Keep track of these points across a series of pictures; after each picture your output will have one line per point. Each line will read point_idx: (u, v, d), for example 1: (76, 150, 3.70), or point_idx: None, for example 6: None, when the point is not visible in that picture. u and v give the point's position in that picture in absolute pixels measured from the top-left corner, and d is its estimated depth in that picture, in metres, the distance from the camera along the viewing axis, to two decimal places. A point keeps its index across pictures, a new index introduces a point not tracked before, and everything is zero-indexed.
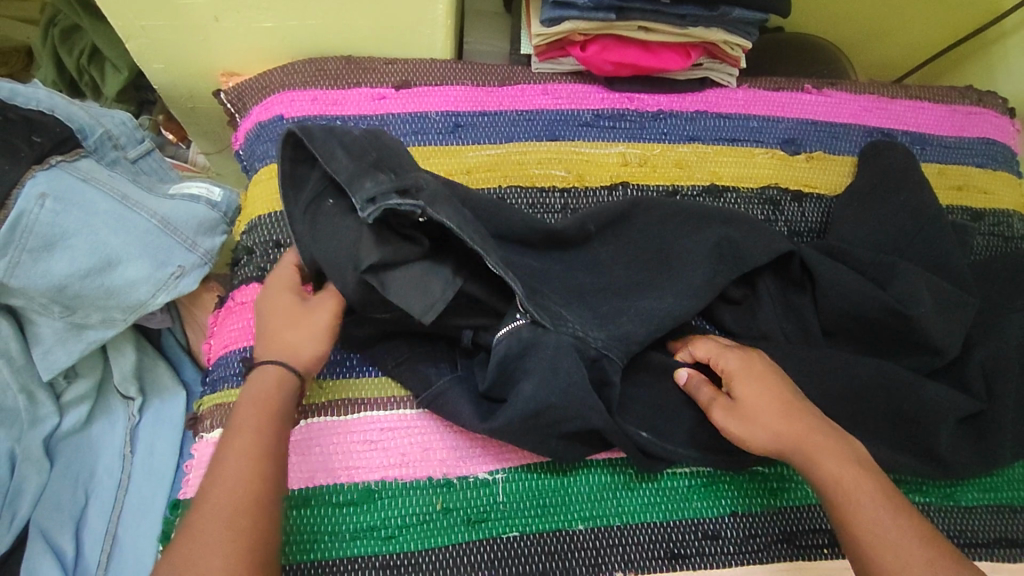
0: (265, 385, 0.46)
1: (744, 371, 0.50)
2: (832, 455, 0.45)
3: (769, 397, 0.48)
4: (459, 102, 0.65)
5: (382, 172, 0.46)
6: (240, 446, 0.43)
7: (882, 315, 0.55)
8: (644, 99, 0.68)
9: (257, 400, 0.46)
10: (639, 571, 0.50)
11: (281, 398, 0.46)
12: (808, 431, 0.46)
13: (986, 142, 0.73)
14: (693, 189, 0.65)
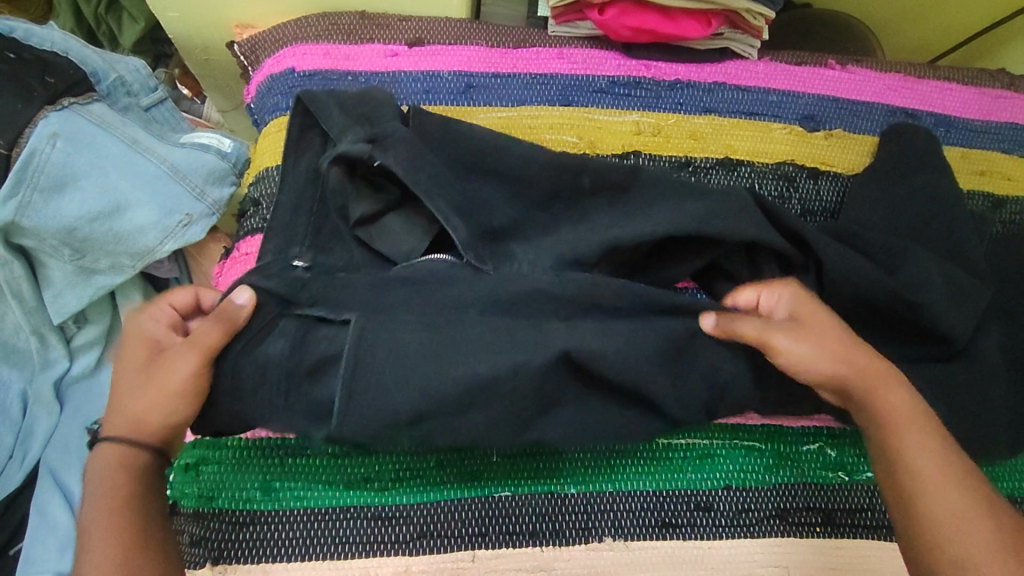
0: (107, 462, 0.44)
1: (803, 300, 0.49)
2: (895, 388, 0.46)
3: (830, 327, 0.47)
4: (473, 62, 0.64)
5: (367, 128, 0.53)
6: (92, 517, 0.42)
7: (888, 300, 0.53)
8: (661, 68, 0.67)
9: (105, 476, 0.44)
10: (629, 537, 0.50)
11: (128, 474, 0.44)
12: (868, 362, 0.47)
13: (1014, 127, 0.70)
14: (706, 162, 0.64)
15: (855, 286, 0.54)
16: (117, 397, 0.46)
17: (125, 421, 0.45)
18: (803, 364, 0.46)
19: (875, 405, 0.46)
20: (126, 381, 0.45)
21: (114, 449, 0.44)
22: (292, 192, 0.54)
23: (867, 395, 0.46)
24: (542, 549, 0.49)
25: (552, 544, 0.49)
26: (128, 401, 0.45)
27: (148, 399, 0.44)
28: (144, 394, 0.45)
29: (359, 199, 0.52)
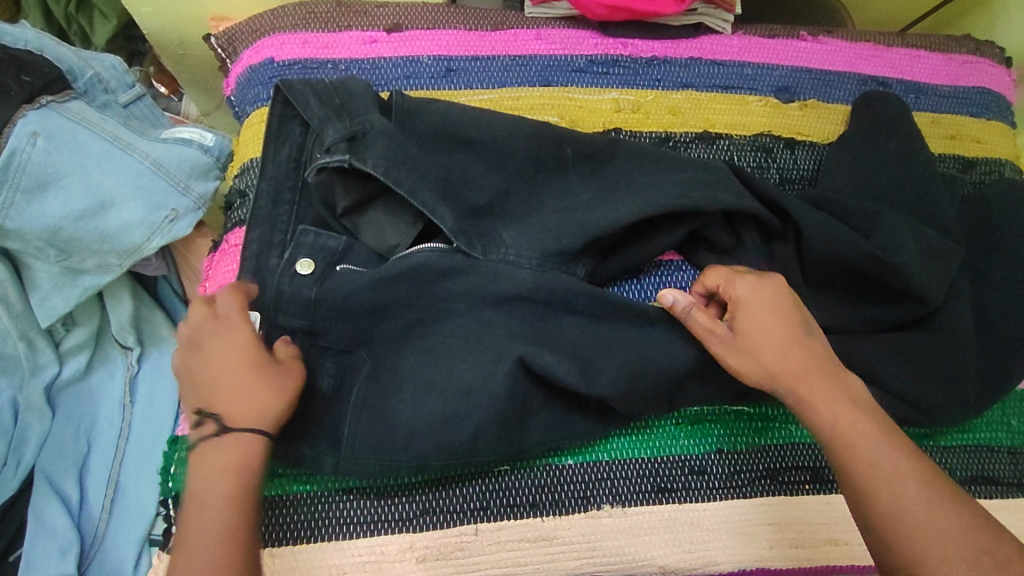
0: (224, 457, 0.42)
1: (750, 304, 0.48)
2: (828, 389, 0.45)
3: (773, 332, 0.47)
4: (452, 46, 0.65)
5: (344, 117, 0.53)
6: (204, 513, 0.41)
7: (865, 263, 0.55)
8: (638, 45, 0.68)
9: (218, 468, 0.42)
10: (628, 503, 0.51)
11: (246, 469, 0.42)
12: (788, 367, 0.46)
13: (981, 91, 0.72)
14: (686, 136, 0.65)
15: (833, 252, 0.55)
16: (219, 397, 0.43)
17: (242, 417, 0.43)
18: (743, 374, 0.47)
19: (813, 407, 0.45)
20: (227, 381, 0.44)
21: (231, 446, 0.42)
22: (276, 184, 0.55)
23: (799, 400, 0.46)
24: (544, 519, 0.50)
25: (553, 513, 0.50)
26: (243, 403, 0.43)
27: (268, 404, 0.43)
28: (254, 397, 0.43)
29: (346, 193, 0.51)
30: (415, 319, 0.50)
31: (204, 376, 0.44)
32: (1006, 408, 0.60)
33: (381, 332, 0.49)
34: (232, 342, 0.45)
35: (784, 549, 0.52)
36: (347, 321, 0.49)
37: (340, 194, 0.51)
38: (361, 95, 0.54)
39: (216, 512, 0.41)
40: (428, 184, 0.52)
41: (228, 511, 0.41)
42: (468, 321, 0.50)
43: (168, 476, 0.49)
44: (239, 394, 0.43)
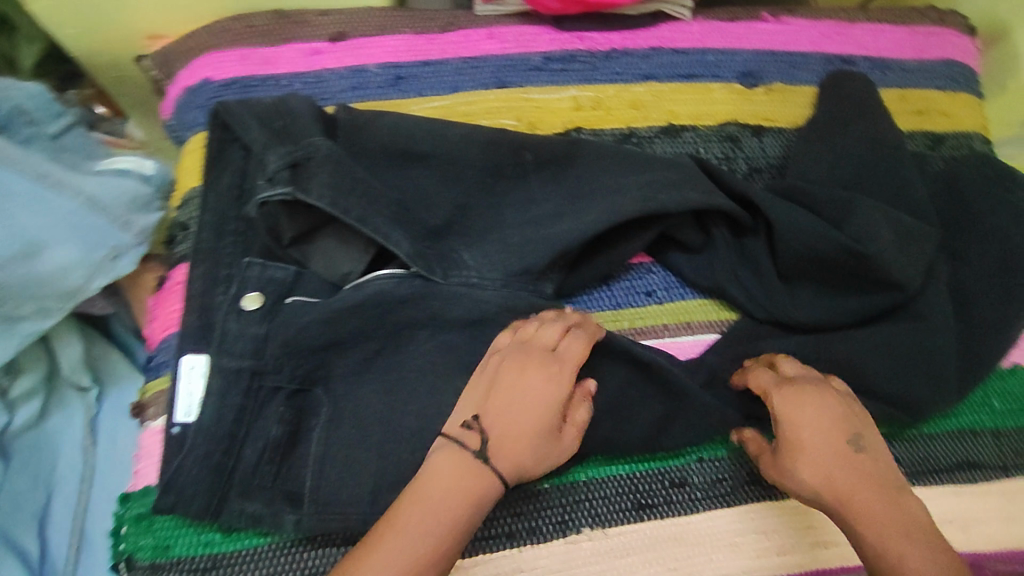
0: (457, 476, 0.42)
1: (802, 409, 0.48)
2: (881, 511, 0.44)
3: (824, 449, 0.46)
4: (400, 52, 0.61)
5: (286, 142, 0.50)
6: (421, 511, 0.40)
7: (840, 255, 0.53)
8: (595, 38, 0.65)
9: (463, 490, 0.42)
10: (608, 523, 0.51)
11: (473, 501, 0.42)
12: (843, 488, 0.45)
13: (947, 64, 0.71)
14: (649, 131, 0.63)
15: (805, 246, 0.54)
16: (506, 414, 0.44)
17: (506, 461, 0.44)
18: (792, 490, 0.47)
19: (860, 529, 0.44)
20: (526, 409, 0.45)
21: (467, 466, 0.43)
22: (223, 219, 0.52)
23: (852, 523, 0.45)
24: (522, 549, 0.49)
25: (531, 542, 0.49)
26: (512, 428, 0.44)
27: (522, 445, 0.44)
28: (526, 446, 0.44)
29: (292, 222, 0.48)
30: (376, 349, 0.48)
31: (505, 392, 0.45)
32: (984, 389, 0.60)
33: (342, 368, 0.47)
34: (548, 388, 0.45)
35: (768, 558, 0.52)
36: (304, 363, 0.46)
37: (285, 224, 0.48)
38: (304, 118, 0.51)
39: (438, 530, 0.40)
40: (381, 207, 0.49)
41: (445, 529, 0.40)
42: (432, 347, 0.48)
43: (120, 539, 0.46)
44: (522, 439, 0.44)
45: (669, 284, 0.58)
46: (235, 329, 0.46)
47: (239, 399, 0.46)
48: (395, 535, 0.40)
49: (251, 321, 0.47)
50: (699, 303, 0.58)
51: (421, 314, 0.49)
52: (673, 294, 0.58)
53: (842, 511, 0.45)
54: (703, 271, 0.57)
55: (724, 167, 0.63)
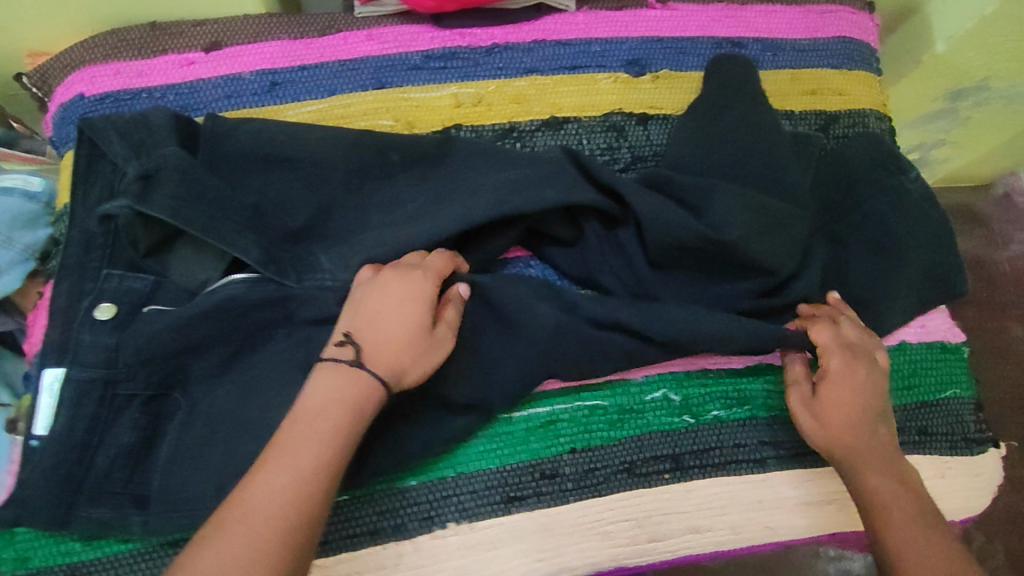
0: (337, 388, 0.44)
1: (850, 373, 0.52)
2: (880, 475, 0.50)
3: (849, 408, 0.51)
4: (276, 58, 0.62)
5: (140, 156, 0.51)
6: (290, 441, 0.41)
7: (701, 243, 0.53)
8: (476, 34, 0.65)
9: (339, 400, 0.43)
10: (474, 518, 0.52)
11: (350, 409, 0.43)
12: (859, 442, 0.51)
13: (842, 41, 0.69)
14: (531, 124, 0.63)
15: (668, 237, 0.53)
16: (375, 325, 0.46)
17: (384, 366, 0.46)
18: (815, 434, 0.52)
19: (864, 480, 0.50)
20: (391, 317, 0.47)
21: (347, 376, 0.44)
22: (89, 233, 0.53)
23: (854, 471, 0.50)
24: (385, 546, 0.51)
25: (394, 539, 0.51)
26: (382, 335, 0.46)
27: (400, 350, 0.46)
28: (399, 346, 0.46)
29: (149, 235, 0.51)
30: (233, 352, 0.51)
31: (372, 305, 0.47)
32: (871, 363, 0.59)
33: (199, 372, 0.51)
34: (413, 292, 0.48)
35: (631, 544, 0.54)
36: (158, 371, 0.50)
37: (141, 235, 0.51)
38: (161, 133, 0.52)
39: (313, 444, 0.42)
40: (231, 217, 0.50)
41: (321, 448, 0.42)
42: (287, 346, 0.52)
43: None
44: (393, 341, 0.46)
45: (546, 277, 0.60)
46: (88, 340, 0.49)
47: (93, 408, 0.49)
48: (273, 464, 0.41)
49: (102, 330, 0.50)
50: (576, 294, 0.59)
51: (276, 314, 0.52)
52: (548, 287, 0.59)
53: (847, 459, 0.51)
54: (575, 263, 0.58)
55: (607, 157, 0.64)
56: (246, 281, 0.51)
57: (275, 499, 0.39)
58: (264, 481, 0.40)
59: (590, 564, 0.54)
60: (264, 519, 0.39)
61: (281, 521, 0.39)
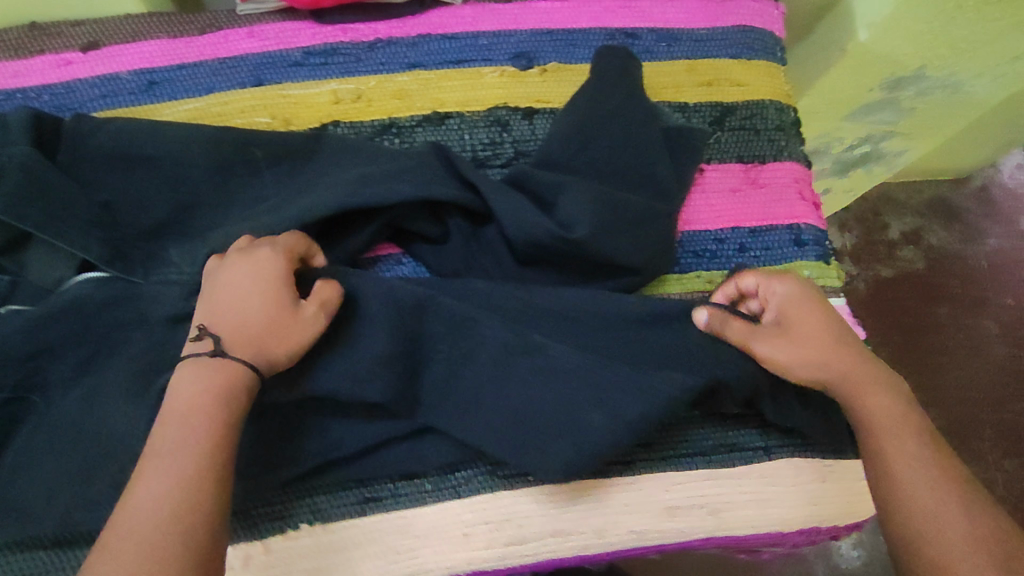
0: (198, 384, 0.42)
1: (790, 292, 0.52)
2: (878, 395, 0.49)
3: (823, 334, 0.50)
4: (155, 57, 0.61)
5: None
6: (161, 452, 0.40)
7: (553, 243, 0.51)
8: (359, 29, 0.64)
9: (199, 397, 0.42)
10: (328, 519, 0.52)
11: (222, 398, 0.42)
12: (846, 366, 0.50)
13: (742, 30, 0.67)
14: (411, 120, 0.62)
15: (524, 235, 0.51)
16: (229, 309, 0.45)
17: (244, 349, 0.44)
18: (787, 368, 0.50)
19: (859, 407, 0.49)
20: (246, 301, 0.45)
21: (209, 365, 0.43)
22: None
23: (849, 396, 0.49)
24: (235, 546, 0.51)
25: (245, 539, 0.52)
26: (237, 319, 0.45)
27: (253, 331, 0.45)
28: (255, 324, 0.45)
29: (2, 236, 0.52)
30: (86, 356, 0.51)
31: (224, 292, 0.46)
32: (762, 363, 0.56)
33: (55, 373, 0.51)
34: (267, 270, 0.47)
35: (490, 548, 0.53)
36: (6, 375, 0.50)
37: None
38: (16, 135, 0.53)
39: (190, 439, 0.40)
40: (77, 216, 0.52)
41: (194, 447, 0.40)
42: (138, 349, 0.51)
43: None
44: (248, 322, 0.45)
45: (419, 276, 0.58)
46: None
47: None
48: (145, 477, 0.39)
49: None
50: None
51: (128, 314, 0.52)
52: None
53: (840, 386, 0.50)
54: (442, 261, 0.57)
55: (489, 153, 0.62)
56: (95, 281, 0.53)
57: (166, 500, 0.38)
58: (143, 491, 0.38)
59: (446, 568, 0.53)
60: (160, 523, 0.37)
61: (171, 523, 0.37)
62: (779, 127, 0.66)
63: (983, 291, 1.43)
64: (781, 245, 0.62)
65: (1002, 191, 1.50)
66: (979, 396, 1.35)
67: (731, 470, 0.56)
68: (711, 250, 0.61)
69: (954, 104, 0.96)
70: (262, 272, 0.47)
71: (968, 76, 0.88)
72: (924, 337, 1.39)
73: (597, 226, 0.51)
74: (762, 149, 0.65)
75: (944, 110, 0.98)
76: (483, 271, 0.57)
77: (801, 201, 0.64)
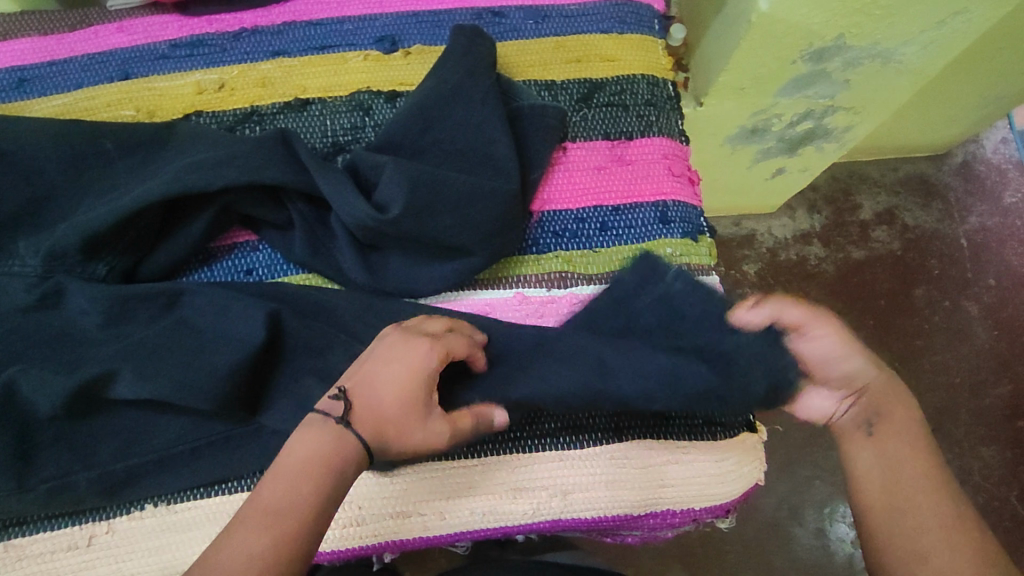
0: (320, 446, 0.42)
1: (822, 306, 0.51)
2: (905, 419, 0.48)
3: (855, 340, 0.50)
4: (26, 54, 0.63)
5: None
6: (269, 503, 0.40)
7: (375, 224, 0.51)
8: (225, 20, 0.65)
9: (318, 457, 0.42)
10: (171, 500, 0.53)
11: (337, 470, 0.42)
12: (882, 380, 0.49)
13: (615, 4, 0.66)
14: (272, 108, 0.62)
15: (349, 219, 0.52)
16: (372, 388, 0.45)
17: (371, 436, 0.44)
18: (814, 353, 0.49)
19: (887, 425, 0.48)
20: (392, 388, 0.45)
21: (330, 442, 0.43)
22: None
23: (881, 410, 0.48)
24: (80, 526, 0.53)
25: (92, 521, 0.53)
26: (381, 403, 0.44)
27: (392, 422, 0.44)
28: (393, 420, 0.44)
29: None
30: None
31: (376, 368, 0.45)
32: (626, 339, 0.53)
33: None
34: (416, 361, 0.45)
35: (329, 529, 0.54)
36: None
37: None
38: None
39: (293, 493, 0.41)
40: None
41: (295, 509, 0.40)
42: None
43: None
44: (386, 411, 0.44)
45: (272, 263, 0.58)
46: None
47: None
48: (243, 520, 0.40)
49: None
50: (301, 277, 0.58)
51: None
52: (273, 272, 0.58)
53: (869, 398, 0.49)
54: (289, 246, 0.57)
55: (349, 138, 0.62)
56: None
57: (256, 552, 0.38)
58: (238, 542, 0.39)
59: None
60: None
61: None
62: (651, 101, 0.64)
63: (964, 272, 1.26)
64: (645, 223, 0.61)
65: (986, 165, 1.33)
66: (961, 382, 1.19)
67: (579, 452, 0.55)
68: (572, 229, 0.60)
69: (890, 75, 0.85)
70: (401, 361, 0.45)
71: (898, 43, 0.77)
72: (901, 320, 1.22)
73: (414, 208, 0.52)
74: (630, 125, 0.63)
75: (881, 83, 0.87)
76: (330, 255, 0.57)
77: (670, 177, 0.62)
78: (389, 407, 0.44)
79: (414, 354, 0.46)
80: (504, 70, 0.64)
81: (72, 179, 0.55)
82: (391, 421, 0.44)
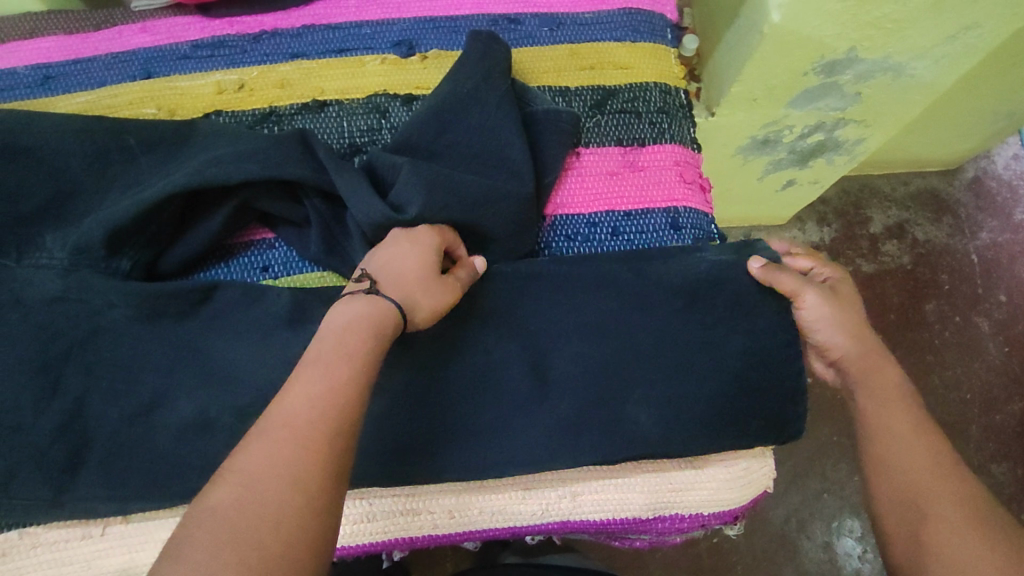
0: (360, 311, 0.45)
1: (837, 303, 0.55)
2: (888, 379, 0.52)
3: (850, 313, 0.54)
4: (52, 53, 0.65)
5: None
6: (321, 359, 0.42)
7: (391, 224, 0.52)
8: (245, 22, 0.66)
9: (354, 321, 0.44)
10: None
11: (375, 336, 0.44)
12: (869, 346, 0.53)
13: (628, 13, 0.67)
14: (290, 108, 0.63)
15: (366, 218, 0.53)
16: (388, 267, 0.49)
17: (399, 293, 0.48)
18: (816, 323, 0.54)
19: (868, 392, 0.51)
20: (406, 262, 0.49)
21: (376, 300, 0.46)
22: None
23: (865, 377, 0.52)
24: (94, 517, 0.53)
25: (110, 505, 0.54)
26: (401, 276, 0.48)
27: (414, 285, 0.48)
28: (414, 278, 0.48)
29: None
30: None
31: (388, 253, 0.50)
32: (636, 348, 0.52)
33: None
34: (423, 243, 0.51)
35: (340, 526, 0.54)
36: None
37: None
38: None
39: (342, 352, 0.42)
40: None
41: (347, 360, 0.42)
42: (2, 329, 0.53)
43: None
44: (406, 274, 0.48)
45: (288, 261, 0.59)
46: None
47: None
48: (253, 442, 0.38)
49: None
50: (316, 275, 0.59)
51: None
52: (289, 269, 0.59)
53: (857, 366, 0.53)
54: (306, 244, 0.58)
55: (366, 139, 0.63)
56: None
57: (281, 462, 0.37)
58: (297, 395, 0.40)
59: None
60: (300, 427, 0.38)
61: (315, 431, 0.38)
62: (664, 108, 0.64)
63: (976, 287, 1.25)
64: (657, 228, 0.61)
65: (998, 182, 1.32)
66: (973, 398, 1.18)
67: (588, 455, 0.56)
68: (584, 233, 0.61)
69: (904, 87, 0.85)
70: (416, 245, 0.50)
71: (911, 57, 0.77)
72: (913, 334, 1.22)
73: (431, 208, 0.53)
74: (643, 131, 0.63)
75: (893, 95, 0.87)
76: (346, 253, 0.58)
77: (681, 184, 0.63)
78: (404, 270, 0.48)
79: (420, 238, 0.51)
80: (519, 75, 0.64)
81: (99, 175, 0.56)
82: (412, 283, 0.48)
